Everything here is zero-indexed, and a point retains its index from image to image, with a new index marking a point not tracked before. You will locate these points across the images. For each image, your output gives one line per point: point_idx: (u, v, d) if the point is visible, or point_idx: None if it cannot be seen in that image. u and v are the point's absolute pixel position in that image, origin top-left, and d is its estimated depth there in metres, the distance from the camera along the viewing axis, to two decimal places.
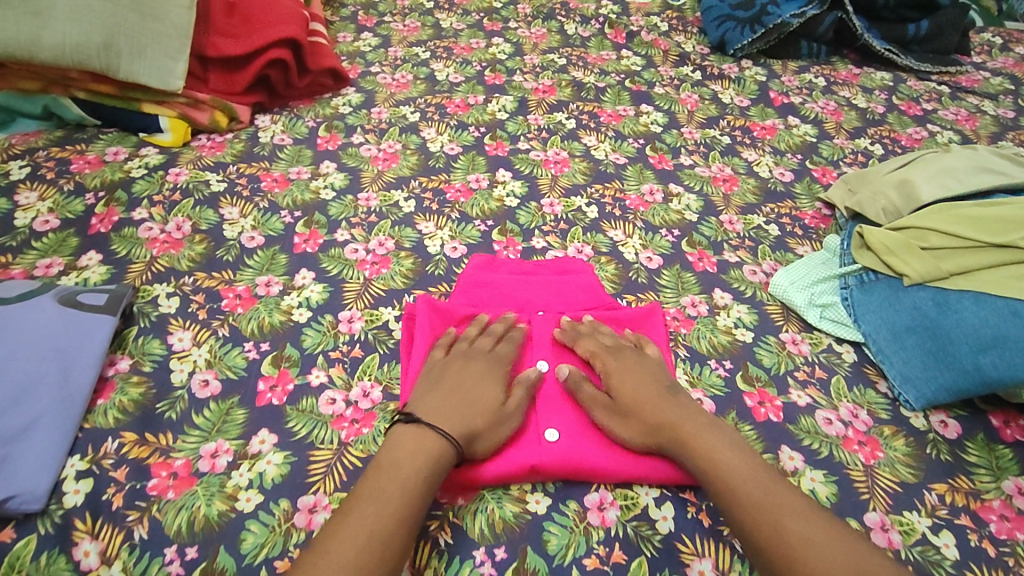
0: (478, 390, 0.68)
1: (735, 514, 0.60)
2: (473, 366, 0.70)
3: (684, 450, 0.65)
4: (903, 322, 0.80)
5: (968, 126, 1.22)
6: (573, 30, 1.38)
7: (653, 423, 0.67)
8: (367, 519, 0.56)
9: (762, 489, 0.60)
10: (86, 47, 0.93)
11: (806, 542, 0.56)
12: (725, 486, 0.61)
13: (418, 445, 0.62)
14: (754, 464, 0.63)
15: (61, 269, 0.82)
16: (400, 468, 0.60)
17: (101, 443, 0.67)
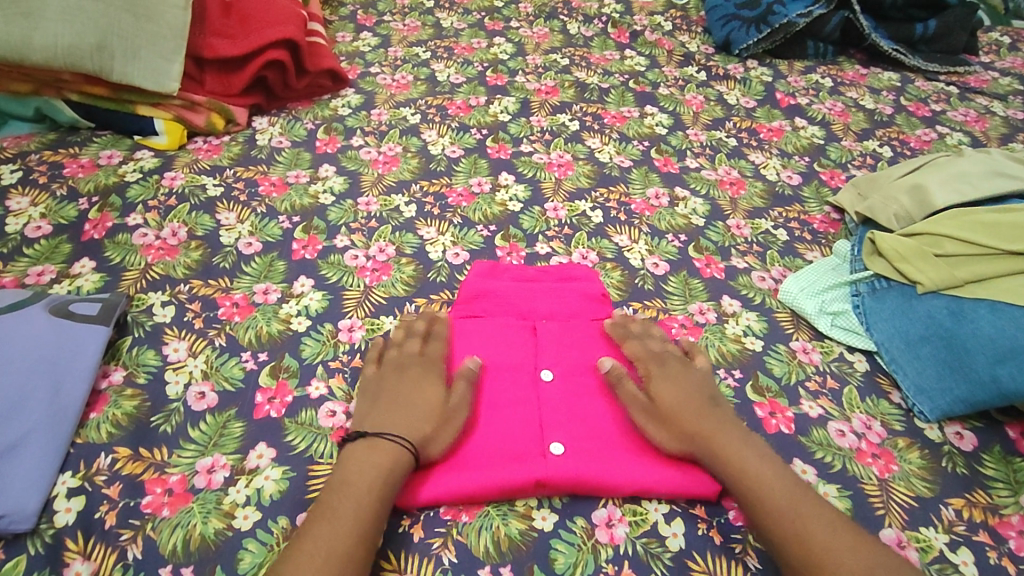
0: (412, 392, 0.69)
1: (762, 522, 0.60)
2: (408, 370, 0.71)
3: (715, 459, 0.65)
4: (917, 331, 0.79)
5: (978, 128, 1.20)
6: (576, 30, 1.36)
7: (690, 430, 0.67)
8: (323, 540, 0.55)
9: (791, 499, 0.61)
10: (79, 49, 0.91)
11: (831, 552, 0.57)
12: (754, 496, 0.62)
13: (365, 461, 0.62)
14: (784, 475, 0.63)
15: (53, 277, 0.80)
16: (349, 487, 0.60)
17: (94, 459, 0.65)
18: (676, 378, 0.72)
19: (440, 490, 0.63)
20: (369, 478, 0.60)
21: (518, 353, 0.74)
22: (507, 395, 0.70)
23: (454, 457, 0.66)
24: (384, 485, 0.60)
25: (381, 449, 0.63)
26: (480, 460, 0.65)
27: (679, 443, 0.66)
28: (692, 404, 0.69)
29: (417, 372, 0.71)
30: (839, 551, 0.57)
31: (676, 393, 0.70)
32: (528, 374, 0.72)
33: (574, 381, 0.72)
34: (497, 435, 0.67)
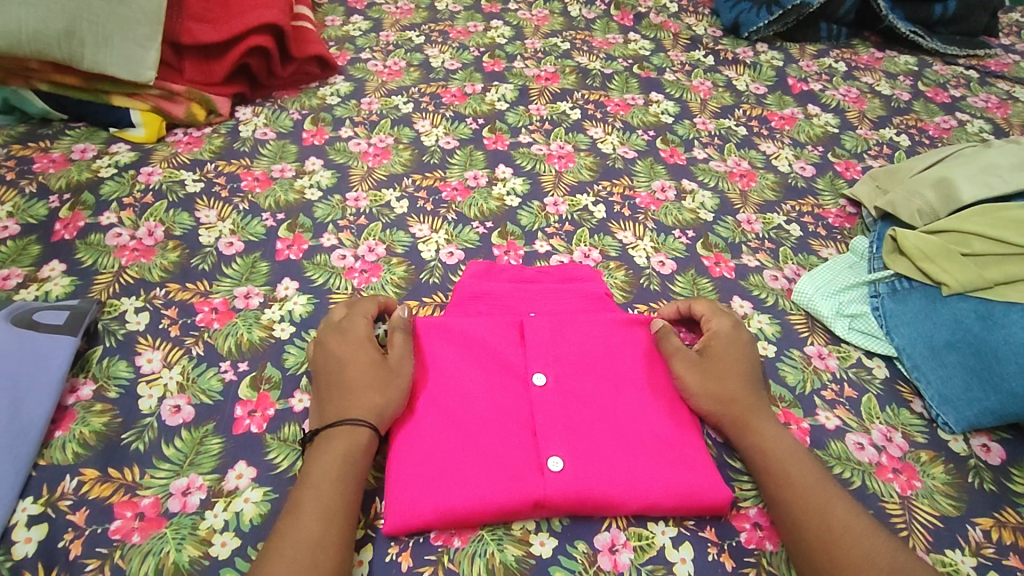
0: (352, 365, 0.64)
1: (780, 494, 0.60)
2: (346, 342, 0.67)
3: (746, 432, 0.64)
4: (942, 336, 0.74)
5: (1000, 114, 1.14)
6: (578, 12, 1.30)
7: (728, 396, 0.65)
8: (291, 566, 0.51)
9: (815, 481, 0.60)
10: (45, 35, 0.86)
11: (848, 530, 0.56)
12: (780, 470, 0.61)
13: (320, 468, 0.58)
14: (812, 460, 0.62)
15: (20, 281, 0.75)
16: (308, 503, 0.55)
17: (58, 482, 0.60)
18: (728, 339, 0.70)
19: (427, 513, 0.58)
20: (330, 492, 0.56)
21: (507, 352, 0.68)
22: (498, 400, 0.64)
23: (442, 472, 0.60)
24: (346, 498, 0.57)
25: (333, 448, 0.59)
26: (473, 469, 0.60)
27: (714, 407, 0.65)
28: (733, 373, 0.67)
29: (349, 342, 0.67)
30: (856, 531, 0.56)
31: (724, 359, 0.68)
32: (521, 380, 0.66)
33: (570, 384, 0.66)
34: (492, 441, 0.61)
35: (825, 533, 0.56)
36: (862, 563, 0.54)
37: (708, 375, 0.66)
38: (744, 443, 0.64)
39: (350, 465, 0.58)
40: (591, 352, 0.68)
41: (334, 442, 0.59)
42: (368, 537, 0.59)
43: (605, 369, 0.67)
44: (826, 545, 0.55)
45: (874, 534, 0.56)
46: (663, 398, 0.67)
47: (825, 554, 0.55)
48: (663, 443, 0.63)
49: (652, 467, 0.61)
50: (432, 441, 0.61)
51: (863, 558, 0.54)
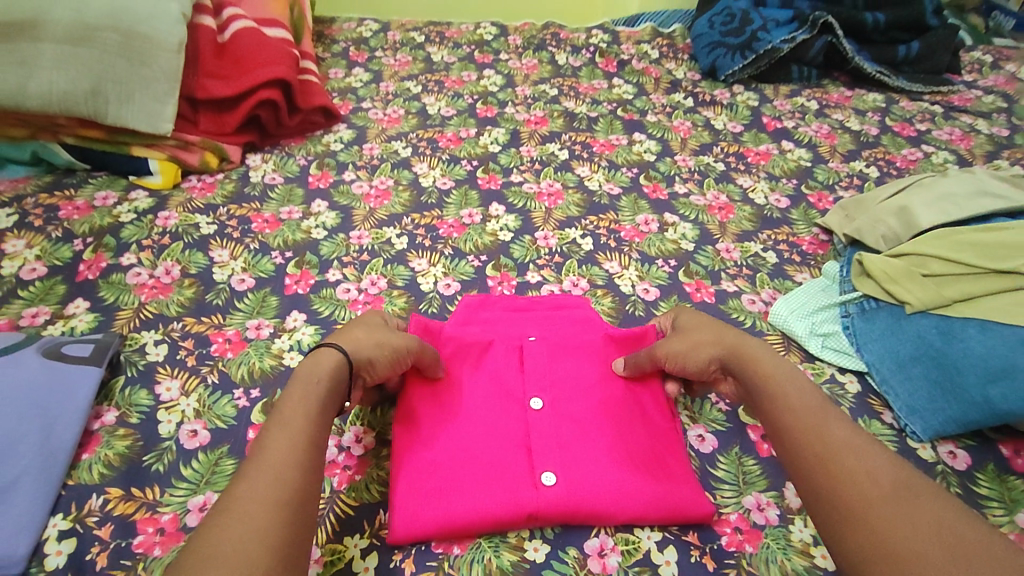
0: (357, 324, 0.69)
1: (782, 419, 0.58)
2: (361, 317, 0.71)
3: (747, 363, 0.65)
4: (907, 351, 0.78)
5: (963, 146, 1.21)
6: (564, 60, 1.38)
7: (713, 338, 0.69)
8: (260, 487, 0.49)
9: (815, 412, 0.57)
10: (73, 95, 0.94)
11: (847, 448, 0.53)
12: (782, 399, 0.60)
13: (284, 398, 0.57)
14: (814, 389, 0.60)
15: (47, 318, 0.81)
16: (272, 433, 0.53)
17: (85, 500, 0.65)
18: (688, 313, 0.76)
19: (429, 524, 0.62)
20: (297, 423, 0.54)
21: (506, 376, 0.73)
22: (496, 419, 0.69)
23: (444, 487, 0.64)
24: (309, 421, 0.55)
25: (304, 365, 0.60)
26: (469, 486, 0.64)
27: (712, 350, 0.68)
28: (709, 332, 0.69)
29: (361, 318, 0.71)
30: (856, 450, 0.53)
31: (695, 321, 0.73)
32: (517, 402, 0.70)
33: (565, 407, 0.70)
34: (491, 457, 0.66)
35: (825, 460, 0.53)
36: (862, 476, 0.51)
37: (691, 341, 0.70)
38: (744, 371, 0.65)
39: (317, 385, 0.58)
40: (585, 375, 0.73)
41: (306, 362, 0.61)
42: (373, 545, 0.64)
43: (596, 389, 0.72)
44: (825, 462, 0.53)
45: (877, 452, 0.52)
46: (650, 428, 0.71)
47: (822, 473, 0.53)
48: (648, 459, 0.68)
49: (638, 478, 0.65)
50: (435, 459, 0.66)
51: (860, 471, 0.51)
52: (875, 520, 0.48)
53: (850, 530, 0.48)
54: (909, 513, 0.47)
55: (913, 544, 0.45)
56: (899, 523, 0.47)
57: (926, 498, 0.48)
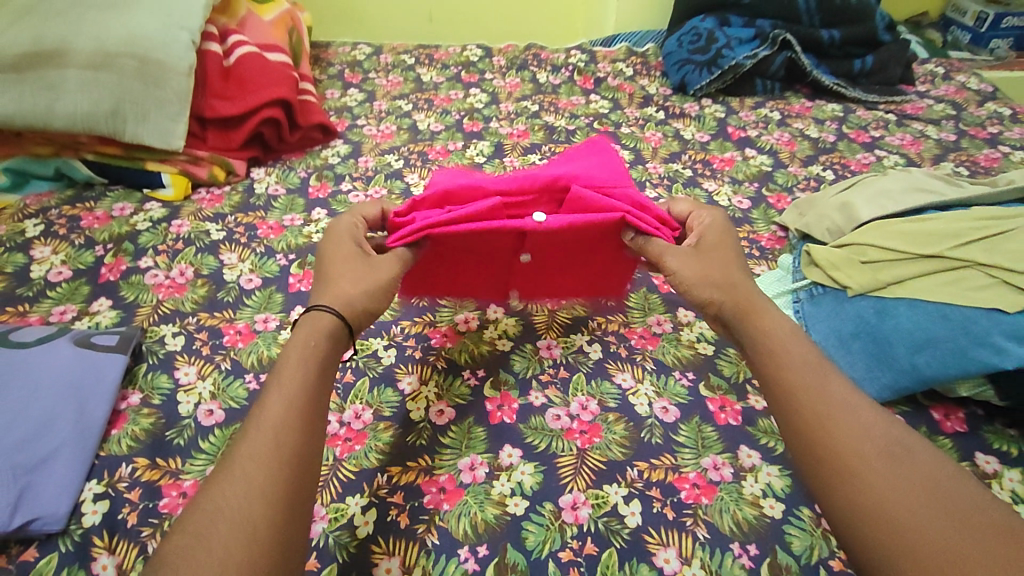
0: (334, 262, 0.72)
1: (775, 375, 0.63)
2: (330, 248, 0.74)
3: (747, 315, 0.70)
4: (848, 329, 0.87)
5: (913, 150, 1.31)
6: (545, 79, 1.49)
7: (726, 283, 0.73)
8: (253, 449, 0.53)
9: (820, 373, 0.61)
10: (95, 115, 1.04)
11: (841, 408, 0.58)
12: (774, 351, 0.65)
13: (285, 362, 0.61)
14: (818, 357, 0.64)
15: (74, 315, 0.90)
16: (269, 392, 0.58)
17: (116, 468, 0.73)
18: (716, 238, 0.80)
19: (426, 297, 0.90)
20: (294, 388, 0.59)
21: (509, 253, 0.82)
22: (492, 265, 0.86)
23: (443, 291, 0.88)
24: (306, 382, 0.59)
25: (299, 331, 0.64)
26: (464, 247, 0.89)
27: (716, 294, 0.73)
28: (721, 275, 0.74)
29: (333, 249, 0.74)
30: (849, 409, 0.58)
31: (716, 251, 0.77)
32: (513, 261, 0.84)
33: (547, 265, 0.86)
34: (480, 280, 0.88)
35: (826, 421, 0.57)
36: (855, 431, 0.56)
37: (702, 275, 0.74)
38: (744, 323, 0.70)
39: (318, 341, 0.63)
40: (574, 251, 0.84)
41: (302, 328, 0.64)
42: (372, 503, 0.72)
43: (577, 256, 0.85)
44: (819, 419, 0.57)
45: (876, 416, 0.57)
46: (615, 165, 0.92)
47: (818, 428, 0.57)
48: (594, 277, 0.90)
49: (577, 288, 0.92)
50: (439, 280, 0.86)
51: (852, 428, 0.56)
52: (864, 474, 0.52)
53: (844, 483, 0.53)
54: (897, 468, 0.52)
55: (899, 496, 0.50)
56: (888, 478, 0.52)
57: (914, 455, 0.53)
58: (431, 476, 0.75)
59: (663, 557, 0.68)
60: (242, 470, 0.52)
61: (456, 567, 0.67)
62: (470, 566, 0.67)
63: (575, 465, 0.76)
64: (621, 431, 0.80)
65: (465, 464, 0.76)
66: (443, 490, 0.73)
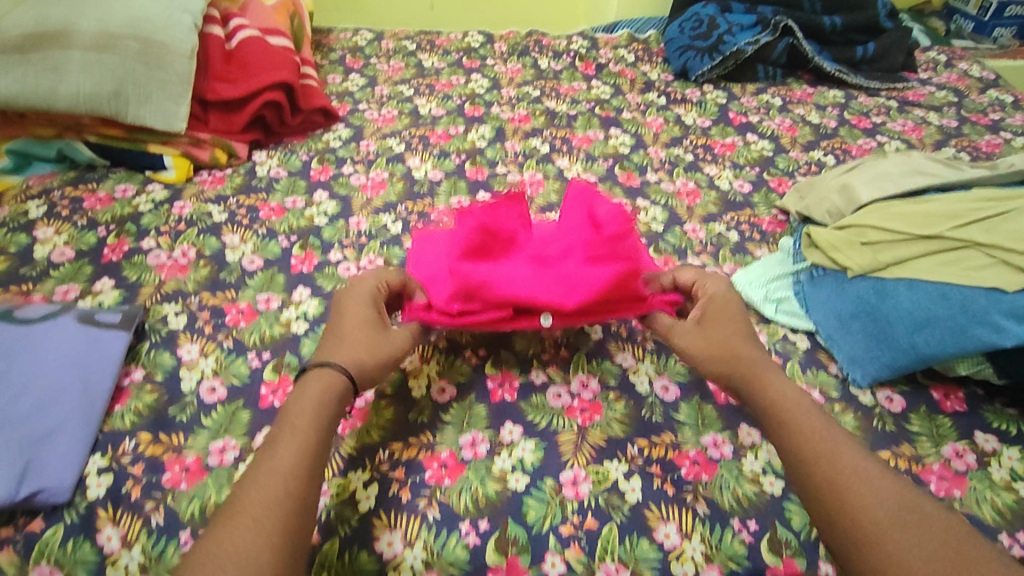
0: (351, 323, 0.73)
1: (789, 441, 0.65)
2: (348, 306, 0.75)
3: (755, 383, 0.72)
4: (848, 309, 0.87)
5: (915, 136, 1.31)
6: (547, 65, 1.49)
7: (729, 355, 0.75)
8: (265, 494, 0.56)
9: (824, 436, 0.64)
10: (97, 96, 1.04)
11: (856, 472, 0.61)
12: (787, 418, 0.67)
13: (296, 410, 0.64)
14: (826, 421, 0.66)
15: (77, 294, 0.90)
16: (282, 440, 0.61)
17: (119, 443, 0.74)
18: (721, 305, 0.80)
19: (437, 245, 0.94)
20: (306, 430, 0.62)
21: None
22: None
23: None
24: (322, 432, 0.63)
25: (311, 388, 0.66)
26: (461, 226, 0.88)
27: (722, 365, 0.74)
28: (725, 348, 0.75)
29: (353, 307, 0.75)
30: (863, 473, 0.61)
31: (721, 322, 0.78)
32: None
33: None
34: None
35: (830, 481, 0.61)
36: (869, 497, 0.59)
37: (706, 347, 0.76)
38: (751, 393, 0.71)
39: (330, 398, 0.66)
40: None
41: (313, 383, 0.66)
42: (373, 478, 0.72)
43: None
44: (835, 486, 0.60)
45: (889, 482, 0.60)
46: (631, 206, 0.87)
47: (833, 494, 0.60)
48: None
49: None
50: None
51: (870, 495, 0.59)
52: (885, 543, 0.56)
53: (868, 553, 0.56)
54: (914, 538, 0.56)
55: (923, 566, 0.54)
56: (909, 548, 0.55)
57: (927, 523, 0.57)
58: (432, 452, 0.75)
59: (663, 531, 0.69)
60: (252, 509, 0.55)
61: (457, 540, 0.68)
62: (471, 539, 0.68)
63: (575, 441, 0.77)
64: (622, 409, 0.80)
65: (466, 441, 0.76)
66: (444, 466, 0.74)
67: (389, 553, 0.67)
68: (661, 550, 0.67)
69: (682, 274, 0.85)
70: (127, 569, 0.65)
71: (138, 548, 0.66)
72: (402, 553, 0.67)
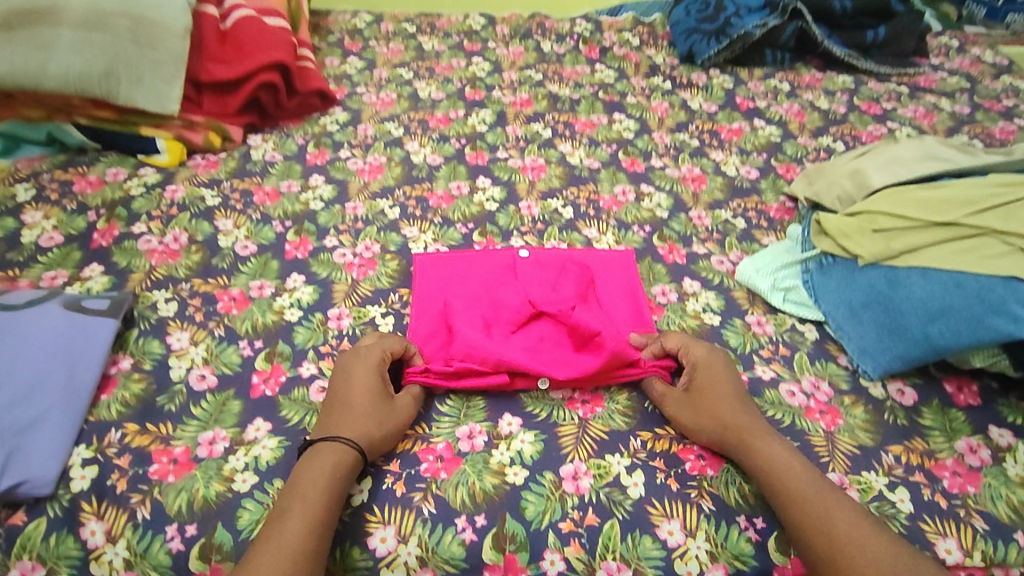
0: (358, 390, 0.72)
1: (786, 508, 0.65)
2: (354, 370, 0.74)
3: (747, 451, 0.69)
4: (859, 299, 0.85)
5: (926, 122, 1.28)
6: (549, 48, 1.45)
7: (723, 422, 0.72)
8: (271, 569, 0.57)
9: (820, 500, 0.64)
10: (88, 76, 1.01)
11: (853, 540, 0.61)
12: (781, 482, 0.66)
13: (306, 479, 0.64)
14: (820, 481, 0.66)
15: (65, 280, 0.88)
16: (292, 513, 0.62)
17: (105, 434, 0.72)
18: (711, 370, 0.76)
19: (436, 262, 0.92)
20: (315, 501, 0.63)
21: None
22: None
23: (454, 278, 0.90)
24: (329, 507, 0.63)
25: (323, 461, 0.66)
26: (462, 277, 0.89)
27: (716, 433, 0.71)
28: (717, 416, 0.72)
29: (359, 372, 0.73)
30: (861, 540, 0.61)
31: (709, 391, 0.74)
32: None
33: None
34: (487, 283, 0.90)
35: (830, 552, 0.61)
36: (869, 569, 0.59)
37: (699, 415, 0.73)
38: (746, 461, 0.69)
39: (342, 474, 0.65)
40: None
41: (325, 455, 0.66)
42: (367, 470, 0.70)
43: None
44: (835, 556, 0.61)
45: (887, 548, 0.61)
46: (623, 278, 0.91)
47: (832, 565, 0.61)
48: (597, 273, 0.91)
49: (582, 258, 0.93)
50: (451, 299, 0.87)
51: (869, 567, 0.59)
52: None
53: None
54: None
55: None
56: None
57: None
58: (429, 444, 0.73)
59: (666, 529, 0.67)
60: None
61: (453, 536, 0.66)
62: (467, 536, 0.66)
63: (576, 434, 0.74)
64: (624, 401, 0.78)
65: (463, 433, 0.74)
66: (440, 458, 0.71)
67: (383, 550, 0.65)
68: (664, 548, 0.66)
69: (668, 342, 0.79)
70: (112, 565, 0.64)
71: (123, 543, 0.65)
72: (396, 549, 0.65)
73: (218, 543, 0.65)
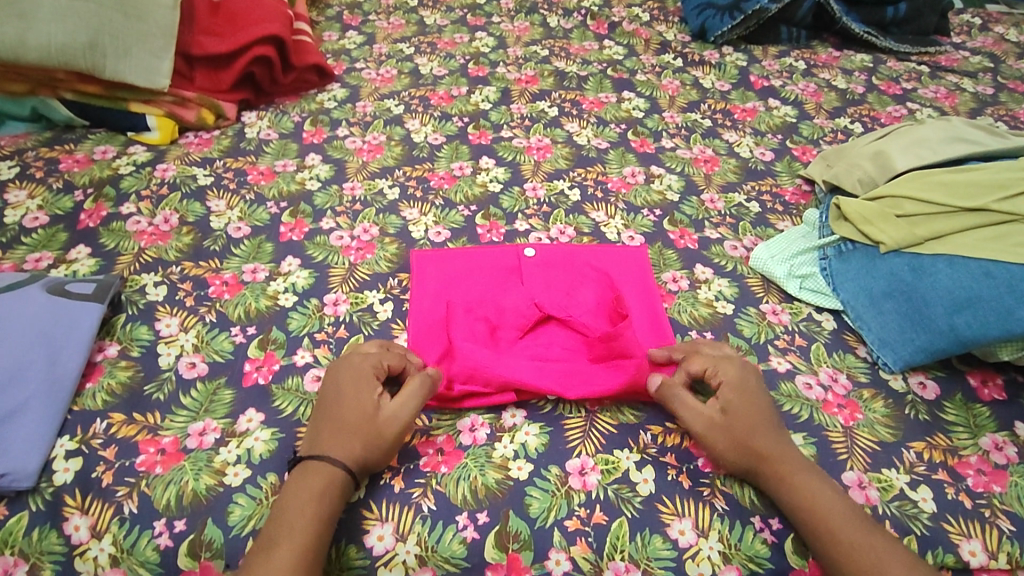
0: (348, 401, 0.66)
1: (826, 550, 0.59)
2: (346, 379, 0.68)
3: (780, 485, 0.63)
4: (880, 287, 0.81)
5: (947, 103, 1.23)
6: (556, 23, 1.40)
7: (755, 450, 0.65)
8: None
9: (862, 539, 0.59)
10: (72, 47, 0.96)
11: None
12: (819, 519, 0.61)
13: (292, 506, 0.60)
14: (859, 516, 0.61)
15: (50, 263, 0.84)
16: (279, 544, 0.57)
17: (90, 424, 0.69)
18: (744, 390, 0.69)
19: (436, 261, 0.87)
20: (303, 531, 0.58)
21: None
22: None
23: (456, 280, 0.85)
24: (319, 537, 0.58)
25: (311, 484, 0.61)
26: (463, 279, 0.84)
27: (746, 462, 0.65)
28: (749, 442, 0.65)
29: (352, 378, 0.68)
30: None
31: (742, 414, 0.67)
32: None
33: None
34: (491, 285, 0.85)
35: None
36: None
37: (729, 439, 0.66)
38: (779, 495, 0.63)
39: (331, 498, 0.61)
40: None
41: (315, 477, 0.61)
42: None
43: None
44: None
45: None
46: (635, 276, 0.86)
47: None
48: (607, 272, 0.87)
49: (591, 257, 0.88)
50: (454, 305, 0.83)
51: None
52: None
53: None
54: None
55: None
56: None
57: None
58: (428, 437, 0.69)
59: (677, 528, 0.64)
60: None
61: (454, 535, 0.63)
62: (469, 534, 0.63)
63: (583, 427, 0.71)
64: None
65: (465, 425, 0.71)
66: (440, 452, 0.68)
67: (381, 548, 0.62)
68: (675, 548, 0.63)
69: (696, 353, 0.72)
70: (97, 562, 0.61)
71: (109, 539, 0.62)
72: (394, 548, 0.62)
73: (207, 540, 0.62)
